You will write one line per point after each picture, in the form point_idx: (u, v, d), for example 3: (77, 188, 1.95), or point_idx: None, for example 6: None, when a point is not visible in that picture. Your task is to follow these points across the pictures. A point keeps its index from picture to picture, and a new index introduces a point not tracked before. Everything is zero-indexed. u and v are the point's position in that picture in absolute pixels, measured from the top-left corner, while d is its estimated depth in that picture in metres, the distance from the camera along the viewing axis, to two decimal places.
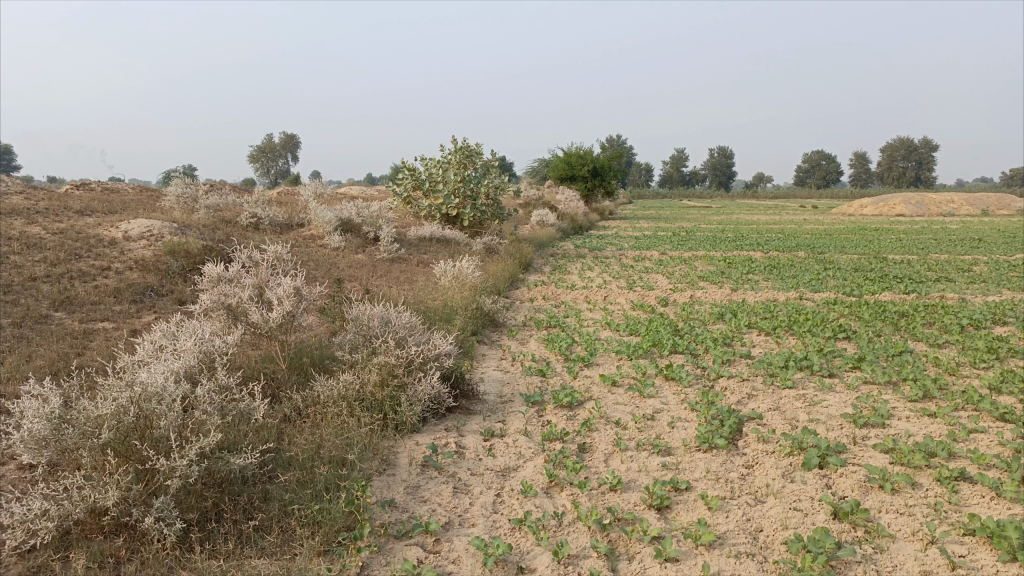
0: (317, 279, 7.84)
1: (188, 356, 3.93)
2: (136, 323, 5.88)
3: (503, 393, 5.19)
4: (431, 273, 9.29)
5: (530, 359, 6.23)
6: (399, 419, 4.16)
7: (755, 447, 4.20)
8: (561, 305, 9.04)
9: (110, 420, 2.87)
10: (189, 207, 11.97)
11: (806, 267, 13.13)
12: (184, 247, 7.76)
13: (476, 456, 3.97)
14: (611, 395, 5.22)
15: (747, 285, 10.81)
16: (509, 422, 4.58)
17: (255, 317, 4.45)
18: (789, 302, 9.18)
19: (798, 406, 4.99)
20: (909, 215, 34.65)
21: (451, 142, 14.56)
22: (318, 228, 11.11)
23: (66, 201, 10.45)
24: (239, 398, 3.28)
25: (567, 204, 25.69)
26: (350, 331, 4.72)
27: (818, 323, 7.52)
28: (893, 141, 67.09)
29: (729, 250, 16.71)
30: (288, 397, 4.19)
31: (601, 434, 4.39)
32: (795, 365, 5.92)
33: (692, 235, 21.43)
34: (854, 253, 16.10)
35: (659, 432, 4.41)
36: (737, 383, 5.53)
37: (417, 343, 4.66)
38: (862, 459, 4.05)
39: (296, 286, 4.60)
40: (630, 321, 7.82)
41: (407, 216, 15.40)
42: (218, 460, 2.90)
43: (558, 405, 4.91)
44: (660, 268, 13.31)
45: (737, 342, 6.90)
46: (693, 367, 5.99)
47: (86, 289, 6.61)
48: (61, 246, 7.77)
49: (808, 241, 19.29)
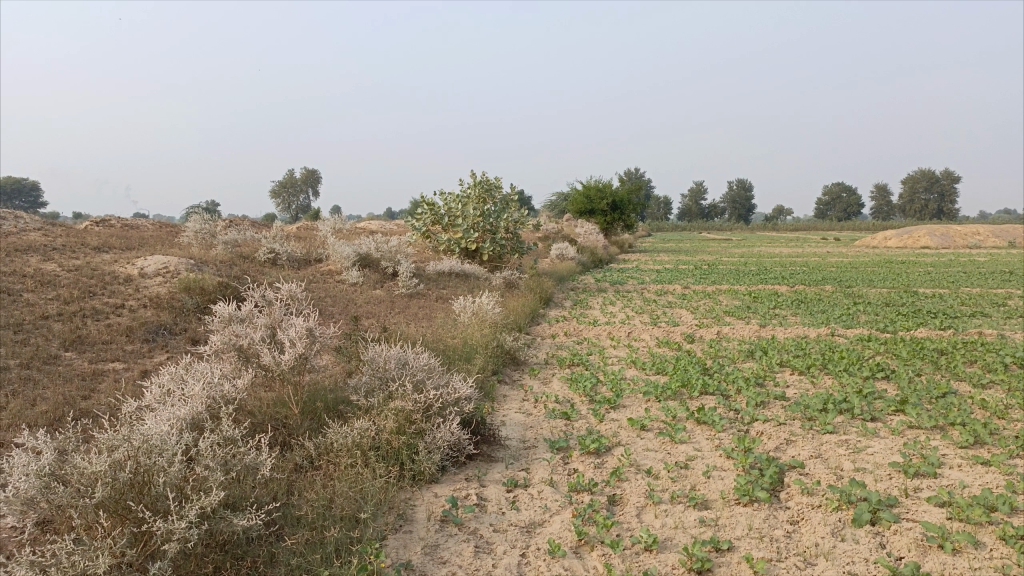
0: (334, 316, 7.66)
1: (195, 404, 3.73)
2: (147, 364, 5.70)
3: (526, 439, 4.93)
4: (451, 309, 9.08)
5: (553, 400, 5.97)
6: (416, 469, 3.91)
7: (799, 501, 3.91)
8: (584, 342, 8.78)
9: (105, 476, 2.65)
10: (207, 242, 11.91)
11: (835, 302, 12.78)
12: (200, 284, 7.62)
13: (498, 509, 3.70)
14: (640, 440, 4.94)
15: (775, 321, 10.50)
16: (533, 470, 4.31)
17: (266, 360, 4.23)
18: (820, 338, 8.86)
19: (841, 453, 4.69)
20: (935, 247, 34.08)
21: (470, 176, 14.45)
22: (336, 263, 10.97)
23: (84, 237, 10.42)
24: (246, 451, 3.05)
25: (587, 238, 25.51)
26: (365, 374, 4.51)
27: (854, 362, 7.20)
28: (915, 173, 66.55)
29: (753, 284, 16.40)
30: (299, 445, 3.96)
31: (632, 484, 4.12)
32: (834, 408, 5.61)
33: (716, 268, 21.14)
34: (883, 287, 15.70)
35: (694, 482, 4.13)
36: (773, 427, 5.23)
37: (435, 386, 4.43)
38: (916, 514, 3.74)
39: (309, 327, 4.40)
40: (656, 359, 7.54)
41: (426, 251, 15.26)
42: (220, 520, 2.67)
43: (585, 452, 4.64)
44: (684, 302, 13.02)
45: (769, 382, 6.60)
46: (725, 409, 5.70)
47: (98, 328, 6.46)
48: (75, 284, 7.66)
49: (833, 274, 18.90)
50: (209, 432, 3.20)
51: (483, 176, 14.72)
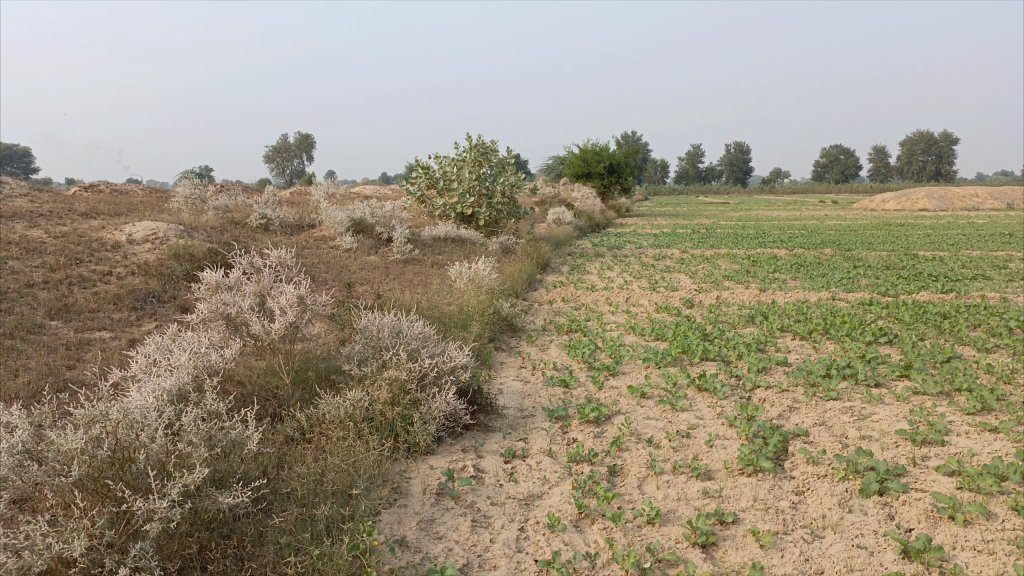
0: (327, 283, 7.50)
1: (180, 376, 3.60)
2: (135, 333, 5.56)
3: (524, 408, 4.82)
4: (446, 275, 8.93)
5: (551, 368, 5.85)
6: (410, 441, 3.80)
7: (805, 471, 3.81)
8: (581, 308, 8.64)
9: (82, 454, 2.53)
10: (198, 208, 11.68)
11: (834, 265, 12.65)
12: (189, 251, 7.44)
13: (497, 482, 3.60)
14: (641, 408, 4.83)
15: (775, 285, 10.38)
16: (531, 440, 4.20)
17: (255, 329, 4.08)
18: (820, 303, 8.74)
19: (846, 421, 4.59)
20: (933, 210, 33.91)
21: (465, 139, 14.18)
22: (330, 229, 10.79)
23: (71, 203, 10.20)
24: (232, 426, 2.92)
25: (583, 202, 25.27)
26: (358, 342, 4.37)
27: (856, 326, 7.09)
28: (913, 135, 66.05)
29: (751, 247, 16.24)
30: (290, 417, 3.84)
31: (633, 454, 4.01)
32: (838, 374, 5.50)
33: (714, 232, 20.95)
34: (883, 249, 15.54)
35: (696, 452, 4.02)
36: (776, 394, 5.12)
37: (431, 354, 4.30)
38: (925, 484, 3.64)
39: (300, 294, 4.24)
40: (655, 325, 7.41)
41: (421, 216, 15.05)
42: (204, 499, 2.55)
43: (584, 421, 4.53)
44: (682, 266, 12.87)
45: (771, 347, 6.50)
46: (727, 376, 5.59)
47: (85, 296, 6.30)
48: (62, 251, 7.48)
49: (833, 237, 18.74)
50: (192, 406, 3.06)
51: (478, 139, 14.44)
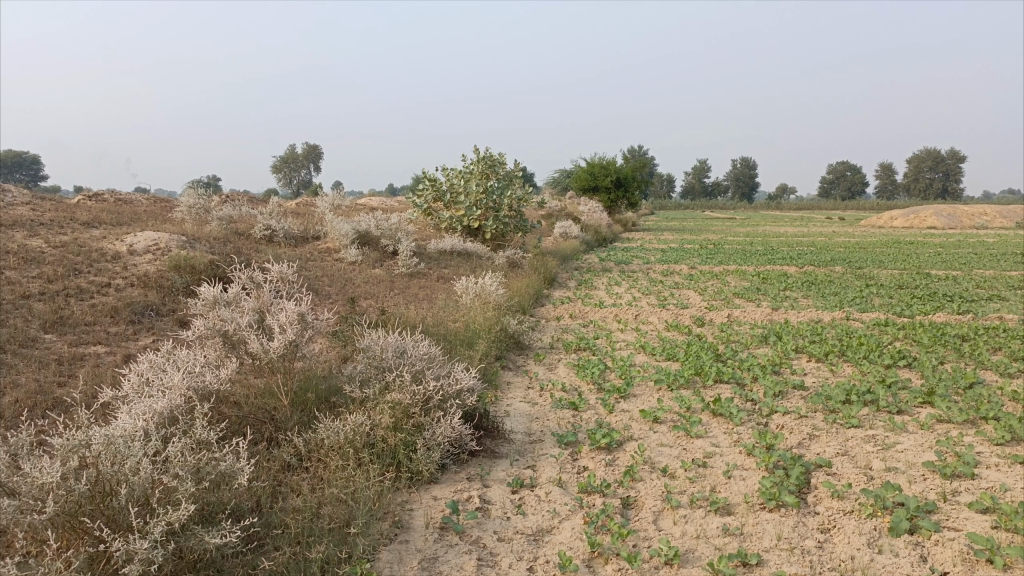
0: (330, 298, 7.33)
1: (173, 399, 3.42)
2: (131, 348, 5.38)
3: (532, 432, 4.62)
4: (452, 290, 8.75)
5: (560, 389, 5.65)
6: (413, 469, 3.60)
7: (829, 506, 3.60)
8: (590, 325, 8.45)
9: (59, 489, 2.35)
10: (201, 218, 11.54)
11: (846, 283, 12.44)
12: (189, 263, 7.28)
13: (504, 514, 3.40)
14: (654, 434, 4.63)
15: (787, 303, 10.17)
16: (539, 468, 4.01)
17: (253, 348, 3.89)
18: (835, 323, 8.53)
19: (869, 450, 4.38)
20: (942, 227, 33.69)
21: (473, 151, 14.03)
22: (334, 241, 10.63)
23: (73, 212, 10.07)
24: (222, 458, 2.74)
25: (590, 216, 25.10)
26: (360, 362, 4.19)
27: (874, 348, 6.88)
28: (921, 152, 65.87)
29: (760, 264, 16.04)
30: (287, 442, 3.65)
31: (647, 485, 3.80)
32: (858, 400, 5.29)
33: (722, 247, 20.74)
34: (895, 268, 15.31)
35: (714, 484, 3.82)
36: (794, 420, 4.92)
37: (436, 376, 4.12)
38: (958, 523, 3.43)
39: (301, 311, 4.04)
40: (666, 344, 7.21)
41: (427, 229, 14.89)
42: (190, 539, 2.37)
43: (595, 448, 4.33)
44: (691, 283, 12.68)
45: (786, 369, 6.29)
46: (742, 400, 5.38)
47: (81, 308, 6.13)
48: (61, 261, 7.33)
49: (842, 254, 18.53)
50: (181, 435, 2.89)
51: (486, 151, 14.29)
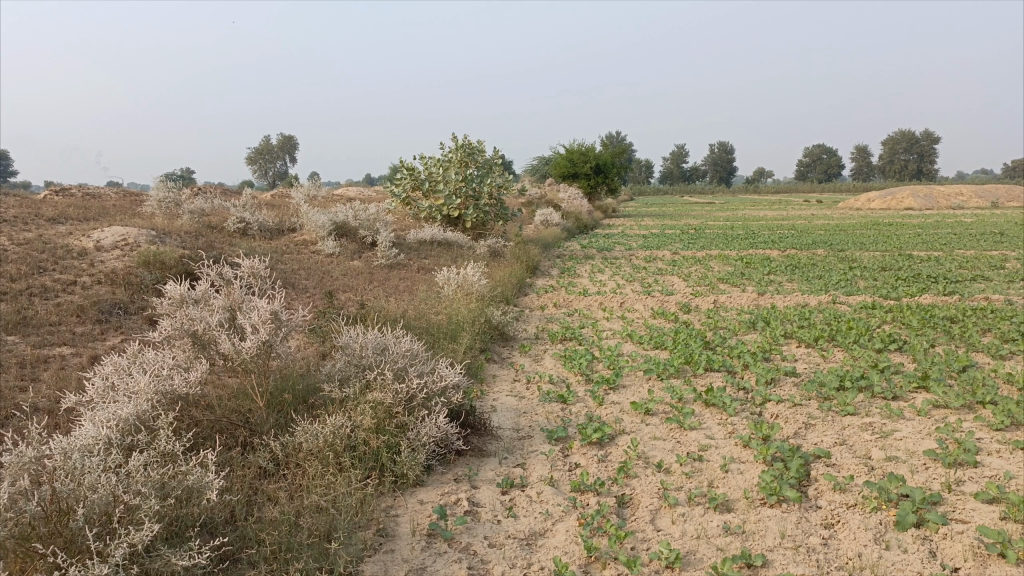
0: (307, 293, 7.10)
1: (139, 404, 3.21)
2: (99, 349, 5.13)
3: (520, 427, 4.46)
4: (433, 281, 8.55)
5: (547, 381, 5.49)
6: (398, 472, 3.42)
7: (832, 500, 3.47)
8: (575, 314, 8.29)
9: (7, 513, 2.14)
10: (173, 212, 11.22)
11: (829, 266, 12.39)
12: (160, 258, 7.02)
13: (494, 518, 3.23)
14: (647, 427, 4.47)
15: (772, 288, 10.08)
16: (530, 467, 3.83)
17: (225, 348, 3.67)
18: (822, 307, 8.43)
19: (867, 439, 4.28)
20: (918, 208, 33.88)
21: (451, 139, 13.79)
22: (311, 233, 10.37)
23: (38, 208, 9.72)
24: (191, 470, 2.54)
25: (571, 203, 24.97)
26: (339, 360, 4.00)
27: (864, 332, 6.78)
28: (895, 135, 66.33)
29: (743, 248, 15.95)
30: (263, 447, 3.45)
31: (642, 482, 3.64)
32: (853, 386, 5.18)
33: (704, 232, 20.66)
34: (876, 250, 15.28)
35: (711, 479, 3.67)
36: (789, 409, 4.79)
37: (419, 373, 3.93)
38: (965, 514, 3.31)
39: (274, 309, 3.83)
40: (653, 333, 7.07)
41: (406, 218, 14.65)
42: (155, 561, 2.17)
43: (586, 443, 4.17)
44: (675, 269, 12.56)
45: (777, 355, 6.17)
46: (734, 390, 5.24)
47: (46, 308, 5.86)
48: (24, 258, 7.02)
49: (823, 237, 18.49)
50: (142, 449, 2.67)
51: (464, 139, 14.04)
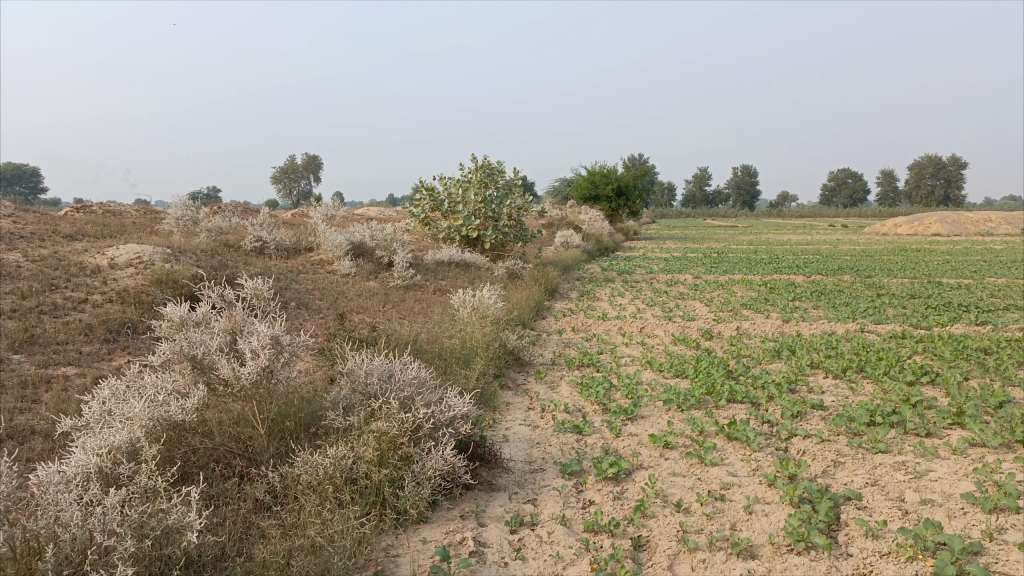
0: (320, 314, 6.97)
1: (132, 431, 3.09)
2: (105, 369, 5.02)
3: (532, 460, 4.26)
4: (449, 303, 8.40)
5: (562, 410, 5.29)
6: (400, 507, 3.24)
7: (863, 547, 3.24)
8: (592, 339, 8.09)
9: None
10: (190, 231, 11.20)
11: (856, 293, 12.07)
12: (172, 277, 6.93)
13: (501, 560, 3.03)
14: (666, 462, 4.26)
15: (797, 314, 9.80)
16: (542, 503, 3.63)
17: (224, 373, 3.54)
18: (849, 336, 8.15)
19: (900, 480, 4.04)
20: (946, 234, 33.31)
21: (471, 160, 13.70)
22: (327, 252, 10.29)
23: (56, 225, 9.72)
24: (173, 508, 2.41)
25: (592, 225, 24.78)
26: (343, 388, 3.84)
27: (894, 363, 6.51)
28: (921, 160, 65.58)
29: (767, 273, 15.67)
30: (261, 478, 3.30)
31: (660, 523, 3.43)
32: (884, 422, 4.92)
33: (726, 257, 20.39)
34: (904, 277, 14.92)
35: (734, 520, 3.45)
36: (816, 445, 4.56)
37: (426, 403, 3.76)
38: (1009, 566, 3.06)
39: (275, 333, 3.68)
40: (674, 360, 6.85)
41: (424, 239, 14.55)
42: None
43: (601, 478, 3.96)
44: (697, 293, 12.32)
45: (803, 387, 5.92)
46: (758, 423, 5.01)
47: (54, 326, 5.77)
48: (38, 275, 6.97)
49: (849, 263, 18.15)
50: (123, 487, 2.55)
51: (484, 160, 13.94)
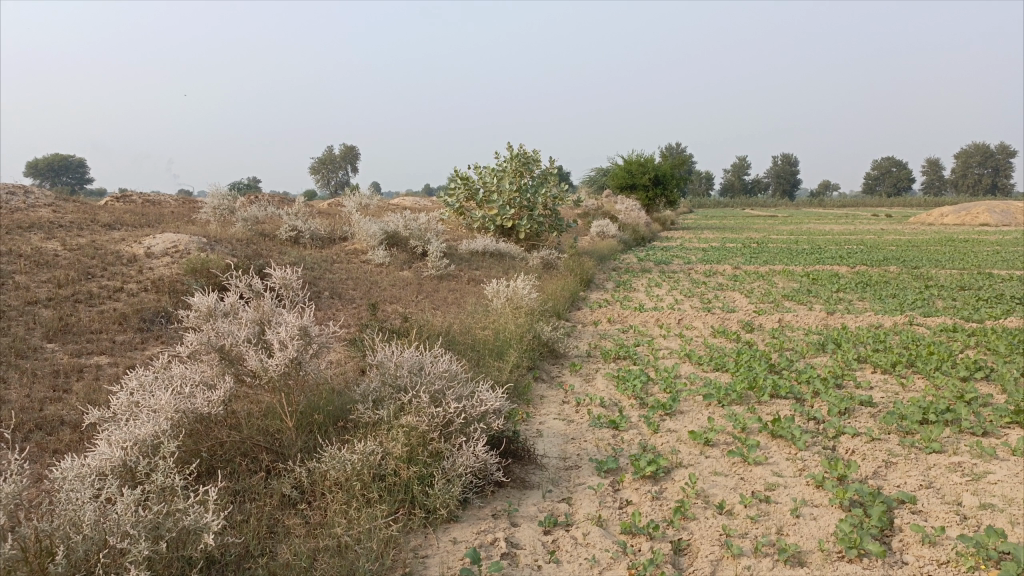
0: (352, 304, 6.90)
1: (158, 423, 3.03)
2: (138, 359, 4.99)
3: (567, 456, 4.12)
4: (483, 293, 8.28)
5: (598, 404, 5.13)
6: (429, 505, 3.12)
7: (919, 555, 3.05)
8: (629, 330, 7.91)
9: None
10: (227, 219, 11.24)
11: (903, 284, 11.67)
12: (206, 266, 6.92)
13: (534, 563, 2.90)
14: (707, 460, 4.08)
15: (841, 306, 9.49)
16: (577, 503, 3.49)
17: (251, 365, 3.45)
18: (897, 328, 7.84)
19: (957, 482, 3.82)
20: (994, 224, 32.28)
21: (506, 149, 13.55)
22: (362, 242, 10.24)
23: (95, 214, 9.79)
24: (189, 508, 2.39)
25: (629, 214, 24.46)
26: (373, 380, 3.73)
27: (945, 358, 6.22)
28: (969, 147, 63.69)
29: (809, 264, 15.26)
30: (288, 472, 3.21)
31: (701, 525, 3.26)
32: (938, 420, 4.68)
33: (767, 247, 19.91)
34: (953, 268, 14.42)
35: (780, 524, 3.28)
36: (866, 444, 4.34)
37: (457, 397, 3.63)
38: None
39: (304, 323, 3.58)
40: (714, 353, 6.64)
41: (459, 229, 14.45)
42: None
43: (639, 477, 3.80)
44: (737, 284, 12.03)
45: (850, 382, 5.68)
46: (803, 420, 4.80)
47: (89, 315, 5.77)
48: (74, 264, 7.01)
49: (894, 253, 17.63)
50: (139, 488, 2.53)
51: (519, 148, 13.77)
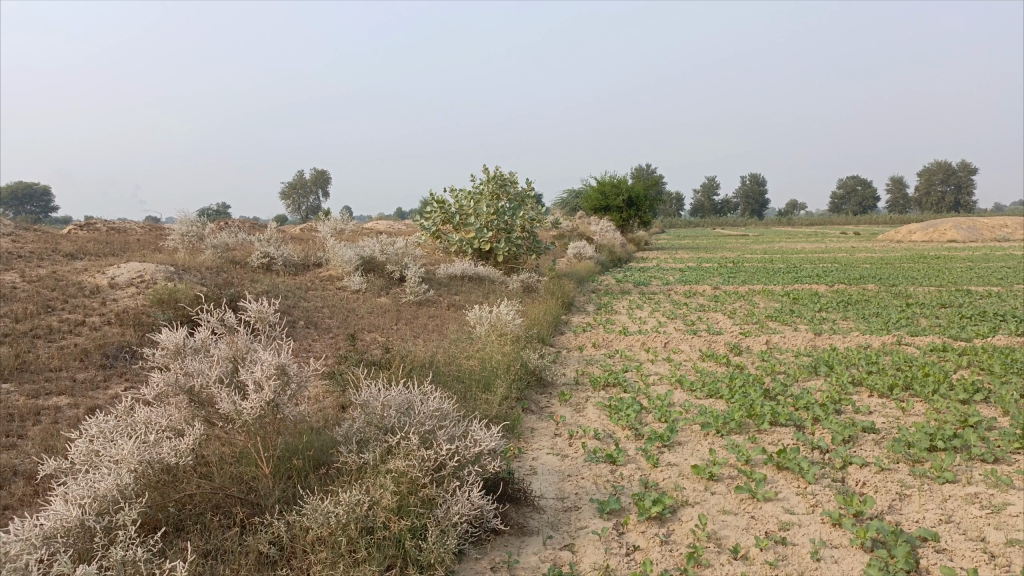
0: (329, 334, 6.60)
1: (120, 476, 2.74)
2: (100, 399, 4.65)
3: (565, 496, 3.86)
4: (464, 320, 8.02)
5: (592, 437, 4.89)
6: (422, 560, 2.84)
7: None
8: (616, 355, 7.69)
9: None
10: (196, 247, 10.88)
11: (884, 303, 11.62)
12: (174, 297, 6.58)
13: None
14: (714, 497, 3.85)
15: (827, 326, 9.36)
16: (581, 550, 3.22)
17: (223, 408, 3.15)
18: (886, 349, 7.71)
19: (977, 515, 3.62)
20: (961, 241, 32.76)
21: (482, 171, 13.35)
22: (336, 267, 9.93)
23: (57, 244, 9.39)
24: None
25: (604, 236, 24.38)
26: (357, 421, 3.45)
27: (942, 379, 6.07)
28: (932, 166, 64.98)
29: (787, 282, 15.22)
30: (264, 527, 2.91)
31: (718, 574, 3.02)
32: (946, 447, 4.50)
33: (742, 267, 19.93)
34: (929, 285, 14.44)
35: (801, 569, 3.05)
36: (877, 475, 4.14)
37: (449, 438, 3.37)
38: None
39: (282, 361, 3.29)
40: (706, 378, 6.43)
41: (435, 253, 14.20)
42: None
43: (644, 518, 3.56)
44: (719, 305, 11.89)
45: (850, 407, 5.50)
46: (807, 449, 4.59)
47: (48, 352, 5.42)
48: (34, 296, 6.65)
49: (870, 271, 17.68)
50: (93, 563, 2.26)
51: (495, 170, 13.58)
